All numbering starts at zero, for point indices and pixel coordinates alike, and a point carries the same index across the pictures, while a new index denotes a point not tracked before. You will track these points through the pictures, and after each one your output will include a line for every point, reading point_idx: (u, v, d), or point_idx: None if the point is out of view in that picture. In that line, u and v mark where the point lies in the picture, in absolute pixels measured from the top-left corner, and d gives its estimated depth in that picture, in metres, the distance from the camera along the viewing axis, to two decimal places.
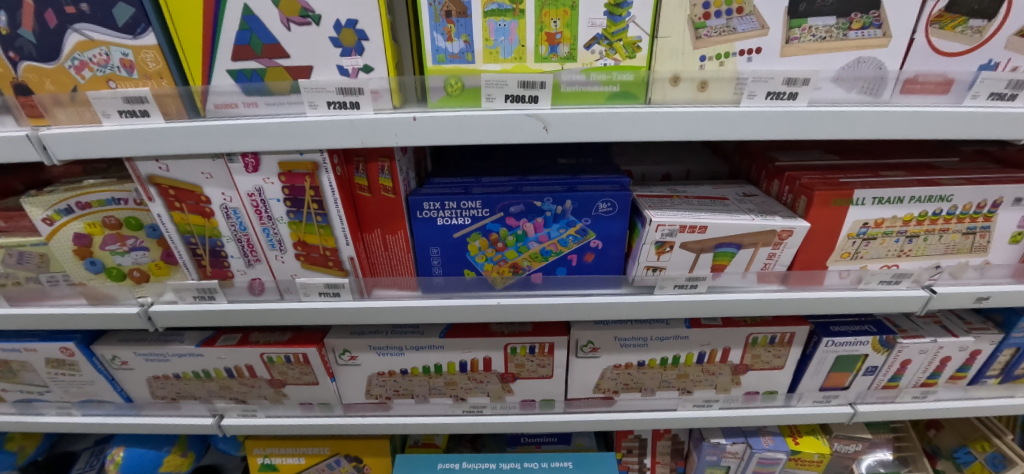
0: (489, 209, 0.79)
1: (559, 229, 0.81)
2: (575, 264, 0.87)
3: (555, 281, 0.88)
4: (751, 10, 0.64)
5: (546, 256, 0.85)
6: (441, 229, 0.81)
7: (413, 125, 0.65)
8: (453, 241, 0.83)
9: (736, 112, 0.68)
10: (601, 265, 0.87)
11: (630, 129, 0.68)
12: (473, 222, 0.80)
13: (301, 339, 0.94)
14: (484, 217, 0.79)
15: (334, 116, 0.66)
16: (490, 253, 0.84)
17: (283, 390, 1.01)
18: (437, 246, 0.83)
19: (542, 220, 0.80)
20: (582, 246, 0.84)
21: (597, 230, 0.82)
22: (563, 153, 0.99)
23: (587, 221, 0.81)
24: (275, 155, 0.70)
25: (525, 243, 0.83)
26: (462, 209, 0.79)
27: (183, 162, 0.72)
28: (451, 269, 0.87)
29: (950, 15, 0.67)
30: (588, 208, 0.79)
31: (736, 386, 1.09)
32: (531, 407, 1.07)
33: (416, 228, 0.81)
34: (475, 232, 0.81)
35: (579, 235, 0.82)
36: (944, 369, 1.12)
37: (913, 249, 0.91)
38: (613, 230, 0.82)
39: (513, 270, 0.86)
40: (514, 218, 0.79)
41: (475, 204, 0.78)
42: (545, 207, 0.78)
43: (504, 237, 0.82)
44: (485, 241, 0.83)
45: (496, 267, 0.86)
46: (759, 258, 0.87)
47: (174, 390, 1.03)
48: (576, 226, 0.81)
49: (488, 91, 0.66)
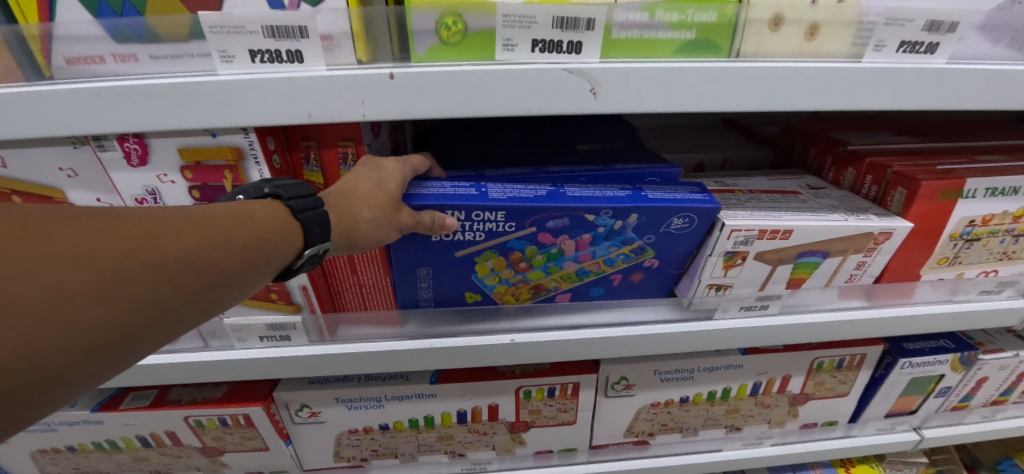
0: (516, 223, 0.55)
1: (610, 247, 0.60)
2: (616, 284, 0.66)
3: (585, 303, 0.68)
4: None
5: (581, 278, 0.64)
6: (443, 244, 0.57)
7: (391, 87, 0.42)
8: (458, 260, 0.60)
9: (860, 69, 0.48)
10: (646, 284, 0.67)
11: (712, 94, 0.47)
12: (489, 240, 0.57)
13: (241, 395, 0.70)
14: (506, 232, 0.56)
15: (263, 74, 0.42)
16: (507, 274, 0.62)
17: (221, 459, 0.76)
18: (430, 266, 0.60)
19: (589, 236, 0.58)
20: (634, 266, 0.64)
21: (658, 249, 0.61)
22: (581, 137, 0.77)
23: (649, 239, 0.60)
24: (172, 138, 0.46)
25: (558, 263, 0.61)
26: (474, 221, 0.54)
27: (26, 155, 0.47)
28: (446, 291, 0.64)
29: None
30: (657, 223, 0.57)
31: (793, 419, 0.90)
32: (547, 458, 0.85)
33: (408, 243, 0.57)
34: (490, 250, 0.58)
35: (635, 254, 0.62)
36: (1018, 384, 0.97)
37: (1018, 251, 0.74)
38: (677, 249, 0.62)
39: (532, 293, 0.66)
40: (550, 235, 0.57)
41: (497, 216, 0.54)
42: (599, 221, 0.56)
43: (530, 255, 0.60)
44: (503, 261, 0.60)
45: (511, 291, 0.65)
46: (845, 268, 0.67)
47: (70, 465, 0.76)
48: (632, 244, 0.60)
49: (505, 33, 0.43)
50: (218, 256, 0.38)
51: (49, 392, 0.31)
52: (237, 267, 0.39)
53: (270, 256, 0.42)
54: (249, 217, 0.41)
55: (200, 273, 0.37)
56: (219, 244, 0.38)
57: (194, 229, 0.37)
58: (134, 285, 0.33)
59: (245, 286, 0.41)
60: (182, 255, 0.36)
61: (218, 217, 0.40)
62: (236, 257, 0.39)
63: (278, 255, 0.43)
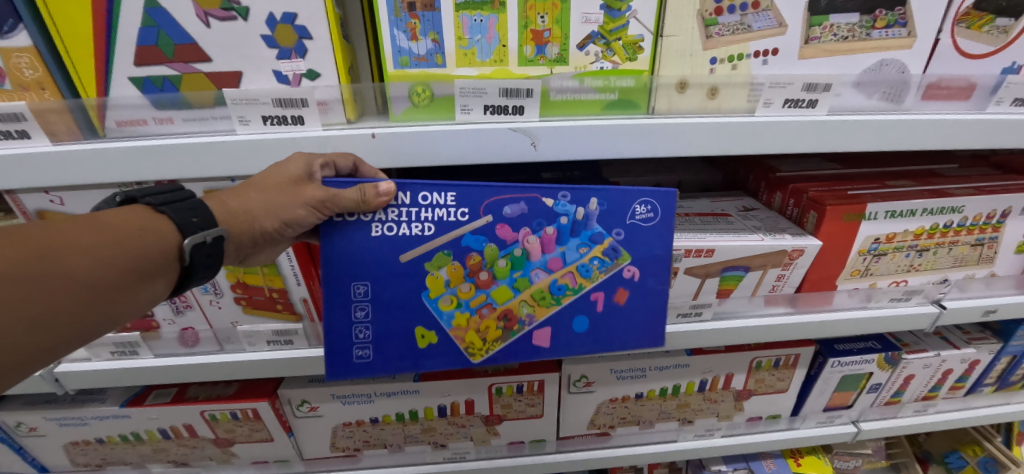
0: (469, 210, 0.58)
1: (578, 244, 0.62)
2: (599, 310, 0.65)
3: (569, 334, 0.66)
4: (768, 5, 0.55)
5: (558, 297, 0.63)
6: (388, 240, 0.58)
7: (372, 143, 0.54)
8: (407, 269, 0.60)
9: (751, 122, 0.59)
10: (634, 306, 0.66)
11: (633, 144, 0.59)
12: (441, 235, 0.58)
13: (250, 392, 0.81)
14: (460, 222, 0.58)
15: (273, 133, 0.54)
16: (467, 295, 0.62)
17: (231, 449, 0.87)
18: (368, 281, 0.60)
19: (554, 229, 0.60)
20: (613, 275, 0.64)
21: (631, 250, 0.63)
22: (546, 166, 0.88)
23: (617, 235, 0.62)
24: (200, 182, 0.60)
25: (525, 272, 0.62)
26: (422, 208, 0.57)
27: (81, 195, 0.58)
28: (386, 337, 0.63)
29: (977, 12, 0.61)
30: (621, 212, 0.61)
31: (739, 413, 1.01)
32: (519, 449, 0.96)
33: (353, 249, 0.58)
34: (444, 250, 0.59)
35: (609, 258, 0.63)
36: (945, 381, 1.09)
37: (923, 263, 0.86)
38: (653, 250, 0.63)
39: (501, 325, 0.63)
40: (509, 226, 0.59)
41: (448, 200, 0.58)
42: (560, 207, 0.60)
43: (492, 260, 0.60)
44: (460, 270, 0.60)
45: (474, 323, 0.62)
46: (767, 280, 0.79)
47: (97, 456, 0.87)
48: (602, 243, 0.62)
49: (462, 100, 0.55)
50: (72, 262, 0.41)
51: None
52: (101, 270, 0.42)
53: (147, 258, 0.46)
54: (102, 223, 0.44)
55: (55, 280, 0.40)
56: (88, 259, 0.42)
57: (43, 240, 0.40)
58: None
59: (119, 289, 0.44)
60: (31, 267, 0.38)
61: (71, 228, 0.42)
62: (109, 268, 0.43)
63: (149, 253, 0.46)
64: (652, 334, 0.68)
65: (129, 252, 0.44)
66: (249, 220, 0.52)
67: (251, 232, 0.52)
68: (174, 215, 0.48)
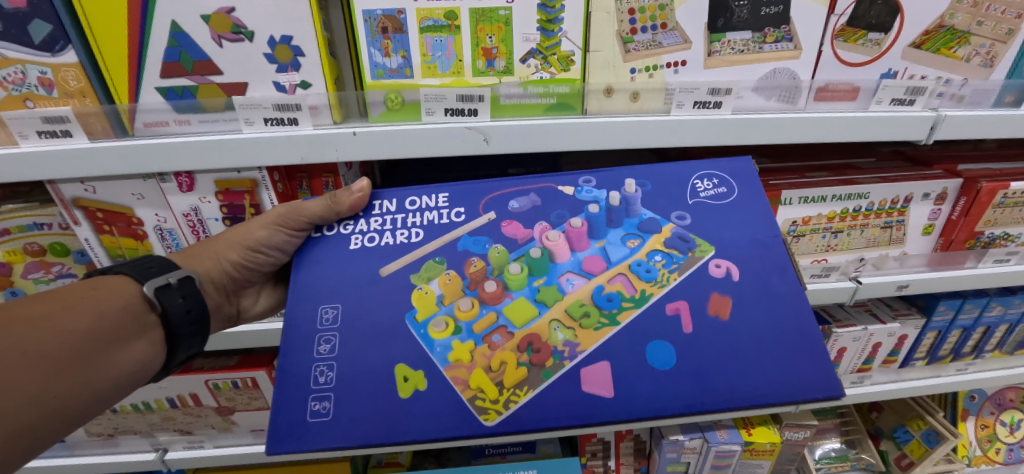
0: (465, 210, 0.69)
1: (622, 237, 0.68)
2: (687, 333, 0.61)
3: (648, 375, 0.59)
4: (674, 25, 0.69)
5: (608, 311, 0.62)
6: (366, 251, 0.66)
7: (353, 140, 0.67)
8: (390, 283, 0.64)
9: (666, 121, 0.73)
10: (739, 323, 0.62)
11: (568, 138, 0.72)
12: (432, 238, 0.66)
13: (249, 363, 0.92)
14: (458, 221, 0.68)
15: (272, 132, 0.67)
16: (471, 314, 0.62)
17: (232, 418, 0.97)
18: (340, 301, 0.63)
19: (591, 221, 0.67)
20: (695, 271, 0.64)
21: (708, 240, 0.66)
22: (511, 163, 1.00)
23: (679, 220, 0.68)
24: (211, 174, 0.71)
25: (551, 278, 0.65)
26: (411, 214, 0.68)
27: (111, 185, 0.71)
28: (355, 381, 0.59)
29: (851, 29, 0.73)
30: (683, 194, 0.69)
31: None
32: None
33: (339, 262, 0.65)
34: (435, 258, 0.65)
35: (680, 252, 0.66)
36: (877, 354, 1.19)
37: (839, 243, 0.99)
38: (728, 238, 0.67)
39: (520, 357, 0.60)
40: (519, 224, 0.67)
41: (440, 203, 0.69)
42: (585, 193, 0.69)
43: (501, 265, 0.65)
44: (458, 283, 0.63)
45: (481, 356, 0.60)
46: None
47: (110, 425, 0.97)
48: (667, 231, 0.68)
49: (427, 105, 0.68)
50: (62, 328, 0.55)
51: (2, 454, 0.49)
52: (89, 329, 0.57)
53: (116, 322, 0.59)
54: (72, 299, 0.58)
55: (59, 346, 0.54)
56: (67, 330, 0.55)
57: (35, 322, 0.53)
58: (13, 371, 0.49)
59: (109, 341, 0.58)
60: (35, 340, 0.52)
61: (51, 307, 0.56)
62: (92, 337, 0.57)
63: (116, 309, 0.60)
64: (801, 379, 0.59)
65: (98, 316, 0.58)
66: (214, 260, 0.72)
67: (221, 268, 0.72)
68: (135, 276, 0.63)
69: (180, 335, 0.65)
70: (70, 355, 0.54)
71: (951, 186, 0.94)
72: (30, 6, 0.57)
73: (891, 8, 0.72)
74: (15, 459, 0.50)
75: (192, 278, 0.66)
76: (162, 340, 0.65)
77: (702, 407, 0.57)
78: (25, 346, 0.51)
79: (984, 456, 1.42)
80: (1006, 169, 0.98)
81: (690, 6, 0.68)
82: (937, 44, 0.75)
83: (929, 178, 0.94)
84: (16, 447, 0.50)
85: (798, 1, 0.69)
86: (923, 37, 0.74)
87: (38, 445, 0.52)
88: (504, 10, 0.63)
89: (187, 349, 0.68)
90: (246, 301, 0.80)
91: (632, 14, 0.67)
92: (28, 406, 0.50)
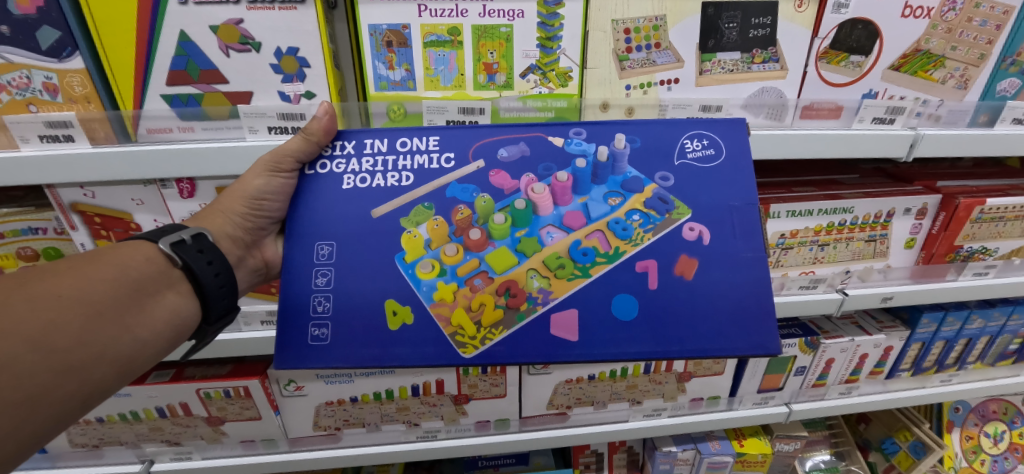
0: (456, 156, 0.66)
1: (604, 194, 0.68)
2: (652, 289, 0.62)
3: (612, 324, 0.61)
4: (668, 45, 0.72)
5: (582, 265, 0.63)
6: (356, 193, 0.65)
7: None
8: (380, 225, 0.64)
9: None
10: (704, 282, 0.63)
11: None
12: (423, 183, 0.65)
13: (242, 372, 0.92)
14: (445, 166, 0.66)
15: (275, 140, 0.68)
16: (455, 260, 0.63)
17: (222, 428, 0.96)
18: (333, 240, 0.63)
19: (576, 174, 0.67)
20: (670, 232, 0.64)
21: (689, 203, 0.65)
22: None
23: (662, 181, 0.66)
24: (212, 180, 0.73)
25: (532, 230, 0.65)
26: (399, 155, 0.66)
27: (111, 190, 0.72)
28: (350, 312, 0.62)
29: (834, 51, 0.76)
30: (673, 152, 0.67)
31: (682, 393, 1.14)
32: (486, 427, 1.07)
33: (331, 201, 0.64)
34: (424, 203, 0.64)
35: (658, 212, 0.65)
36: (863, 365, 1.21)
37: (825, 256, 1.02)
38: (709, 199, 0.65)
39: (497, 300, 0.62)
40: (507, 174, 0.66)
41: (430, 146, 0.66)
42: (574, 147, 0.67)
43: (486, 215, 0.65)
44: (446, 229, 0.64)
45: (463, 297, 0.62)
46: None
47: (97, 435, 0.95)
48: (648, 189, 0.67)
49: (429, 116, 0.71)
50: (91, 276, 0.54)
51: (41, 402, 0.48)
52: (114, 279, 0.56)
53: (145, 271, 0.59)
54: (98, 255, 0.57)
55: (87, 292, 0.53)
56: (96, 279, 0.54)
57: (62, 274, 0.53)
58: (44, 315, 0.48)
59: (136, 292, 0.57)
60: (61, 287, 0.51)
61: (77, 262, 0.55)
62: (120, 287, 0.56)
63: (138, 261, 0.59)
64: (749, 341, 0.61)
65: (125, 267, 0.57)
66: (225, 218, 0.69)
67: (234, 224, 0.70)
68: (151, 235, 0.62)
69: (208, 289, 0.63)
70: (99, 304, 0.53)
71: (932, 202, 0.98)
72: (40, 12, 0.58)
73: (870, 32, 0.76)
74: (73, 402, 0.51)
75: (205, 235, 0.65)
76: (192, 291, 0.63)
77: (655, 356, 0.60)
78: (57, 291, 0.51)
79: (970, 468, 1.44)
80: (982, 186, 1.02)
81: (683, 27, 0.71)
82: (915, 66, 0.79)
83: (909, 193, 0.98)
84: (70, 389, 0.50)
85: (783, 24, 0.73)
86: (902, 59, 0.79)
87: (95, 389, 0.53)
88: (505, 28, 0.67)
89: (219, 306, 0.65)
90: (270, 252, 0.77)
91: (628, 33, 0.70)
92: (72, 349, 0.50)
